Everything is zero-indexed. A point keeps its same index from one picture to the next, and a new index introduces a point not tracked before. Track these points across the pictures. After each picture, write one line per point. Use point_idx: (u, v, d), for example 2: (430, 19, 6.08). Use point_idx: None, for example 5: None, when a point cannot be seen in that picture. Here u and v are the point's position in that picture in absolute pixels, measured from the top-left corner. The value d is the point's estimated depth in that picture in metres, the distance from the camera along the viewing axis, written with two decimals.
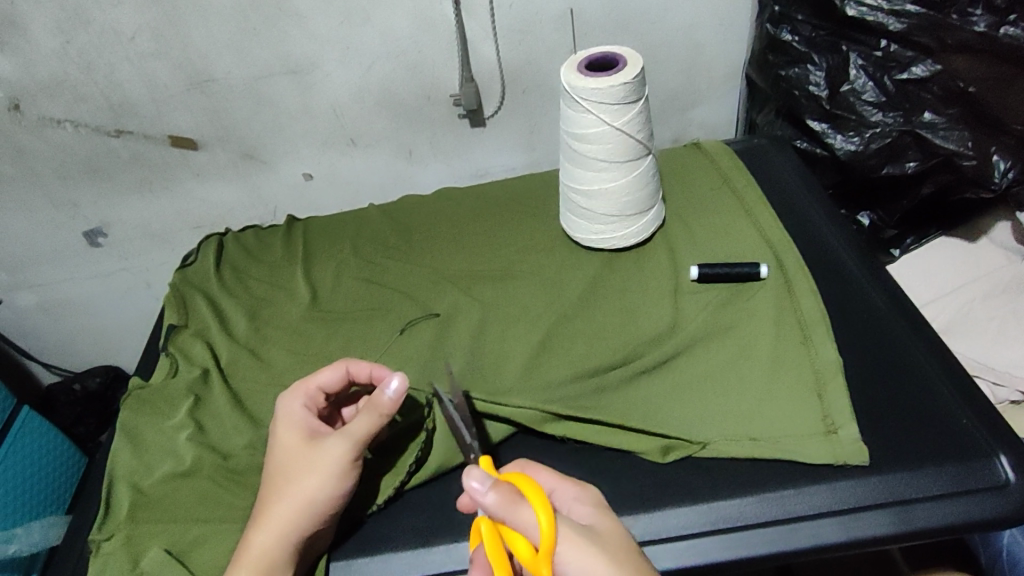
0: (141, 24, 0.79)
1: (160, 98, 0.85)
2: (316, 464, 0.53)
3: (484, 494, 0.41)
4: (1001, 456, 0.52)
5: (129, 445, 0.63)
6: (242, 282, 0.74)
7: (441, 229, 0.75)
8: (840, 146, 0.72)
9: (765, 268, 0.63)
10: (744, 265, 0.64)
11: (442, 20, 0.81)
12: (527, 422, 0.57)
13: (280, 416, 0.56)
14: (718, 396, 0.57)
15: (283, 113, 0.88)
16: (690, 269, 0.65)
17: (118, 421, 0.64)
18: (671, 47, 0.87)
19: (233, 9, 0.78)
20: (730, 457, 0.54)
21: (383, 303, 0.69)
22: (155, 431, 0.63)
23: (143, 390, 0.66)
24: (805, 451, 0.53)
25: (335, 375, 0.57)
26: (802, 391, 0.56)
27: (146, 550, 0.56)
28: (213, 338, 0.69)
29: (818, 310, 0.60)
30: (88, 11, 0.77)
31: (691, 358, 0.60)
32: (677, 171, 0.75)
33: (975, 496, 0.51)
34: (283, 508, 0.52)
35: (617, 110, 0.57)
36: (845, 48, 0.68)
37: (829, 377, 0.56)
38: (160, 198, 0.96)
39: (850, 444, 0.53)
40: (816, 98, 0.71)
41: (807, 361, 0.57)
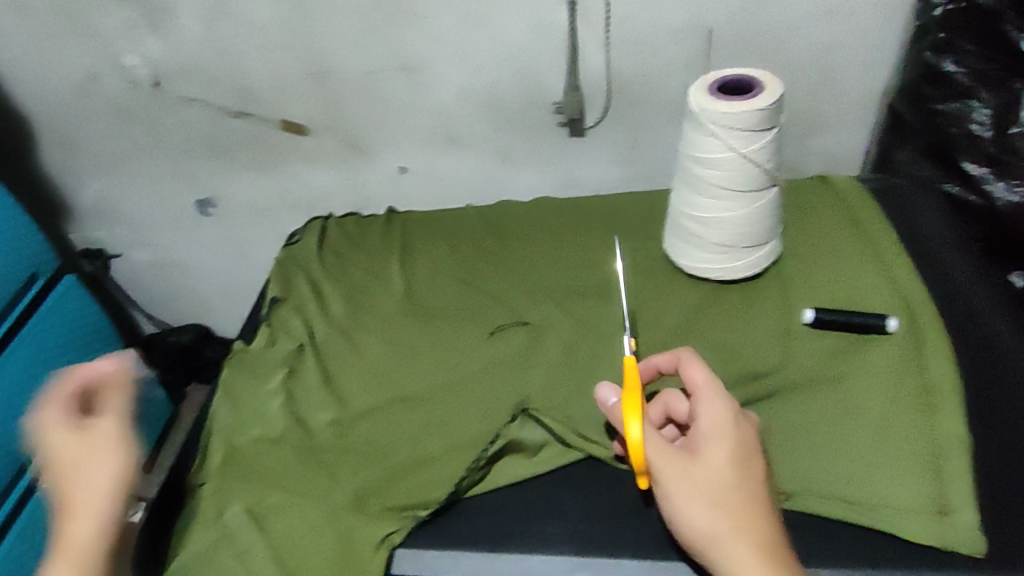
0: (273, 18, 0.82)
1: (280, 85, 0.88)
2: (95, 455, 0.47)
3: (608, 403, 0.52)
4: None
5: (228, 404, 0.63)
6: (340, 266, 0.75)
7: (542, 236, 0.74)
8: (1000, 195, 0.63)
9: (894, 321, 0.57)
10: (872, 315, 0.58)
11: (561, 28, 0.79)
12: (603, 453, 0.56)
13: (42, 430, 0.49)
14: (817, 451, 0.52)
15: (387, 109, 0.89)
16: (805, 311, 0.60)
17: (220, 378, 0.65)
18: (802, 67, 0.81)
19: (357, 10, 0.80)
20: (819, 514, 0.50)
21: (475, 305, 0.68)
22: (251, 397, 0.63)
23: (242, 353, 0.67)
24: (907, 526, 0.48)
25: (106, 364, 0.52)
26: (913, 462, 0.51)
27: (230, 503, 0.56)
28: (310, 315, 0.69)
29: (954, 377, 0.53)
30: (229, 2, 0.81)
31: (791, 402, 0.55)
32: (799, 203, 0.70)
33: None
34: (77, 492, 0.45)
35: (747, 138, 0.53)
36: (1017, 85, 0.60)
37: (956, 452, 0.50)
38: (265, 176, 0.99)
39: (963, 530, 0.47)
40: (977, 139, 0.63)
41: (928, 431, 0.52)
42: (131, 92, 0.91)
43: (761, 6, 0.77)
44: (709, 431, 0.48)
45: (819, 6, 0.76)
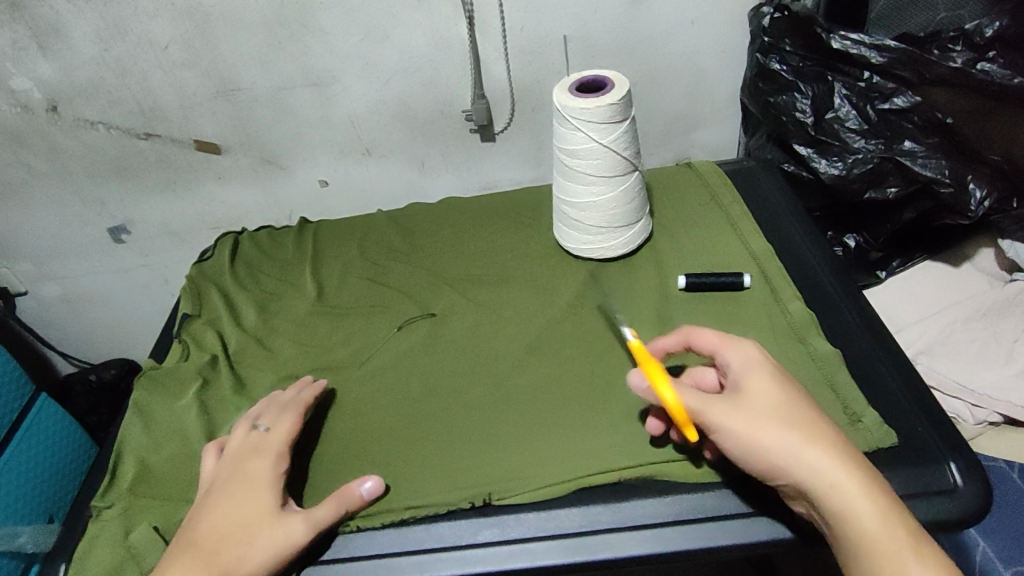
0: (173, 35, 0.84)
1: (190, 104, 0.91)
2: (257, 531, 0.52)
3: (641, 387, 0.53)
4: (951, 463, 0.53)
5: (142, 424, 0.66)
6: (254, 277, 0.79)
7: (445, 235, 0.79)
8: (824, 170, 0.74)
9: (748, 278, 0.66)
10: (729, 276, 0.66)
11: (460, 40, 0.87)
12: (503, 425, 0.60)
13: None
14: None
15: (304, 123, 0.94)
16: (679, 278, 0.67)
17: (131, 399, 0.68)
18: (675, 70, 0.91)
19: (262, 23, 0.84)
20: None
21: (383, 301, 0.73)
22: (166, 411, 0.67)
23: (155, 371, 0.70)
24: None
25: None
26: (818, 391, 0.57)
27: (137, 523, 0.59)
28: (224, 328, 0.73)
29: (807, 314, 0.62)
30: (126, 23, 0.83)
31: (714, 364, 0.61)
32: (671, 189, 0.78)
33: (924, 499, 0.52)
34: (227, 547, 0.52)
35: (605, 129, 0.61)
36: (830, 78, 0.72)
37: (839, 370, 0.58)
38: (182, 198, 1.01)
39: (875, 430, 0.54)
40: (802, 124, 0.74)
41: (810, 358, 0.59)
42: (24, 117, 0.91)
43: (631, 17, 0.86)
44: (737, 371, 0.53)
45: (682, 16, 0.86)
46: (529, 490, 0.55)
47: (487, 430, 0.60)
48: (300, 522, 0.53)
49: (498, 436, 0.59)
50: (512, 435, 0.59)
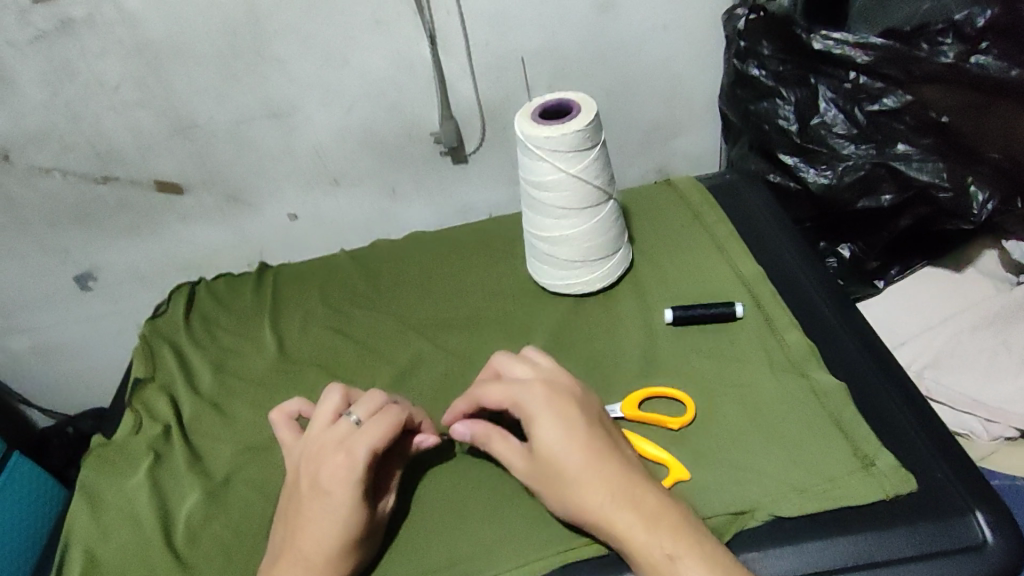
0: (124, 74, 0.79)
1: (146, 145, 0.86)
2: (364, 531, 0.50)
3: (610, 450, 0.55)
4: (979, 514, 0.49)
5: (88, 507, 0.60)
6: (210, 331, 0.73)
7: (411, 274, 0.74)
8: (813, 179, 0.70)
9: (740, 307, 0.61)
10: (719, 306, 0.61)
11: (423, 59, 0.82)
12: (474, 497, 0.54)
13: None
14: (752, 453, 0.52)
15: (267, 155, 0.89)
16: (665, 311, 0.62)
17: (77, 482, 0.62)
18: (651, 78, 0.87)
19: (214, 56, 0.79)
20: (785, 515, 0.49)
21: (342, 357, 0.67)
22: (114, 492, 0.61)
23: (103, 448, 0.64)
24: (851, 492, 0.49)
25: None
26: (823, 434, 0.52)
27: None
28: (178, 393, 0.67)
29: (805, 347, 0.58)
30: (74, 64, 0.78)
31: (714, 410, 0.55)
32: (652, 209, 0.73)
33: (954, 558, 0.47)
34: (307, 542, 0.49)
35: (573, 158, 0.56)
36: (813, 81, 0.67)
37: (844, 406, 0.53)
38: (147, 242, 0.95)
39: (891, 474, 0.50)
40: (786, 133, 0.70)
41: (812, 394, 0.55)
42: None
43: (602, 26, 0.82)
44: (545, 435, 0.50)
45: (654, 21, 0.82)
46: (505, 570, 0.50)
47: (459, 505, 0.54)
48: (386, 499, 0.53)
49: (474, 507, 0.54)
50: (485, 507, 0.54)
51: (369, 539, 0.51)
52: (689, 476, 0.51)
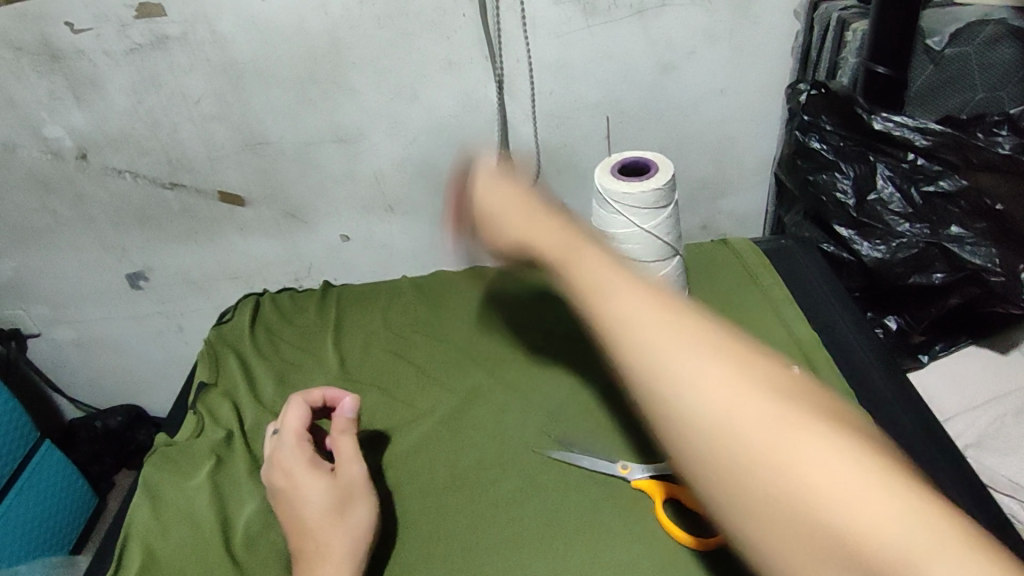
0: (207, 90, 0.85)
1: (216, 156, 0.91)
2: (333, 493, 0.56)
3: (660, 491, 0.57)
4: None
5: (150, 503, 0.62)
6: (274, 343, 0.77)
7: (470, 307, 0.77)
8: (866, 253, 0.72)
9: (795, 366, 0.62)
10: (777, 365, 0.63)
11: (486, 100, 0.87)
12: (531, 533, 0.56)
13: None
14: None
15: (328, 177, 0.93)
16: None
17: (141, 476, 0.65)
18: (703, 138, 0.91)
19: (293, 82, 0.85)
20: None
21: (402, 380, 0.70)
22: (175, 491, 0.63)
23: (168, 447, 0.67)
24: None
25: None
26: None
27: None
28: (241, 400, 0.71)
29: None
30: (161, 76, 0.83)
31: None
32: (707, 268, 0.76)
33: None
34: (336, 538, 0.53)
35: (647, 214, 0.59)
36: (872, 159, 0.70)
37: None
38: (203, 248, 1.00)
39: None
40: (843, 206, 0.72)
41: None
42: (54, 163, 0.90)
43: (660, 85, 0.86)
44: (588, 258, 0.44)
45: (712, 84, 0.86)
46: None
47: (515, 537, 0.56)
48: (352, 465, 0.58)
49: (527, 537, 0.56)
50: (543, 542, 0.55)
51: (344, 499, 0.56)
52: None
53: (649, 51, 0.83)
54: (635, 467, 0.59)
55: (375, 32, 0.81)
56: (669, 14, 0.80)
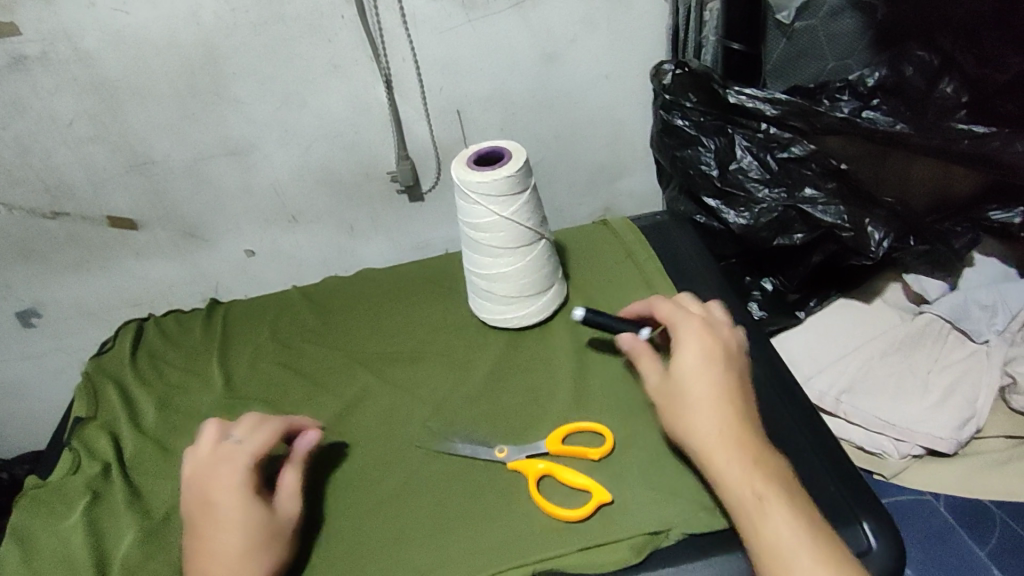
0: (78, 110, 0.80)
1: (98, 180, 0.86)
2: (263, 530, 0.54)
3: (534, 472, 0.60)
4: (865, 524, 0.55)
5: (21, 552, 0.60)
6: (157, 368, 0.76)
7: (359, 310, 0.78)
8: (733, 221, 0.77)
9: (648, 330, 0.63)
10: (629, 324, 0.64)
11: (379, 103, 0.85)
12: (414, 526, 0.58)
13: None
14: (670, 474, 0.58)
15: (223, 192, 0.90)
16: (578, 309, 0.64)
17: (10, 525, 0.62)
18: (596, 123, 0.93)
19: (172, 96, 0.81)
20: (694, 532, 0.55)
21: (288, 391, 0.70)
22: (49, 535, 0.61)
23: (38, 489, 0.65)
24: None
25: None
26: None
27: None
28: (121, 432, 0.69)
29: None
30: (26, 100, 0.78)
31: (632, 439, 0.61)
32: (587, 248, 0.79)
33: None
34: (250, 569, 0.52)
35: (505, 201, 0.62)
36: (730, 131, 0.75)
37: None
38: (97, 278, 0.95)
39: None
40: (708, 177, 0.77)
41: None
42: None
43: (547, 76, 0.87)
44: (694, 358, 0.57)
45: (597, 71, 0.88)
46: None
47: (398, 529, 0.58)
48: (290, 502, 0.57)
49: (409, 529, 0.58)
50: (425, 525, 0.58)
51: (272, 538, 0.54)
52: (610, 498, 0.57)
53: (532, 42, 0.84)
54: (511, 449, 0.61)
55: (252, 39, 0.78)
56: (546, 4, 0.81)
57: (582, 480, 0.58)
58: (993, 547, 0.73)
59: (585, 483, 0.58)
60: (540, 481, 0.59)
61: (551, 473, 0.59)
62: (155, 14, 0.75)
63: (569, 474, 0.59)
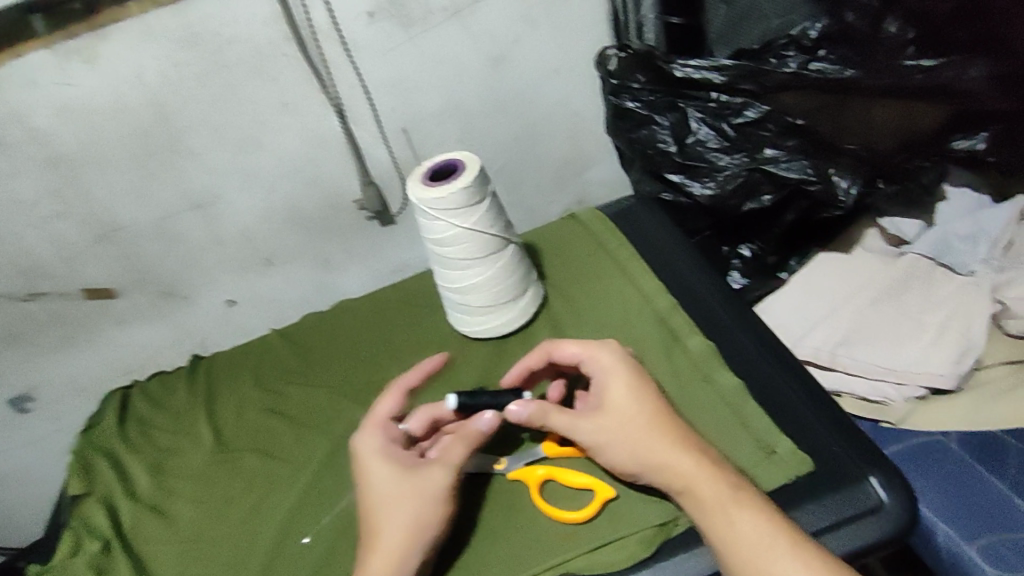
0: (40, 190, 0.78)
1: (72, 256, 0.84)
2: (405, 495, 0.55)
3: (537, 483, 0.60)
4: (873, 478, 0.56)
5: None
6: (147, 435, 0.75)
7: (340, 343, 0.77)
8: (699, 192, 0.77)
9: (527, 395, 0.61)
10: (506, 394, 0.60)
11: (335, 132, 0.84)
12: None
13: None
14: None
15: (194, 248, 0.88)
16: (449, 398, 0.59)
17: None
18: (553, 119, 0.92)
19: (129, 159, 0.79)
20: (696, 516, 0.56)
21: (278, 438, 0.70)
22: None
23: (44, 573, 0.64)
24: (760, 477, 0.57)
25: None
26: (731, 427, 0.60)
27: None
28: (117, 503, 0.69)
29: (705, 347, 0.65)
30: None
31: None
32: (558, 246, 0.80)
33: (860, 521, 0.55)
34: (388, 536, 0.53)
35: (464, 214, 0.62)
36: (682, 105, 0.75)
37: (743, 400, 0.61)
38: (83, 352, 0.92)
39: (790, 457, 0.57)
40: (667, 154, 0.77)
41: (716, 393, 0.62)
42: None
43: (494, 79, 0.86)
44: (626, 391, 0.57)
45: (546, 65, 0.87)
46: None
47: None
48: (439, 469, 0.56)
49: None
50: None
51: (424, 505, 0.54)
52: (614, 493, 0.58)
53: (474, 48, 0.83)
54: (509, 458, 0.62)
55: (198, 91, 0.76)
56: (484, 9, 0.80)
57: (584, 480, 0.59)
58: (1014, 480, 0.68)
59: (590, 482, 0.59)
60: (543, 486, 0.60)
61: (554, 477, 0.60)
62: (100, 81, 0.72)
63: (571, 477, 0.59)
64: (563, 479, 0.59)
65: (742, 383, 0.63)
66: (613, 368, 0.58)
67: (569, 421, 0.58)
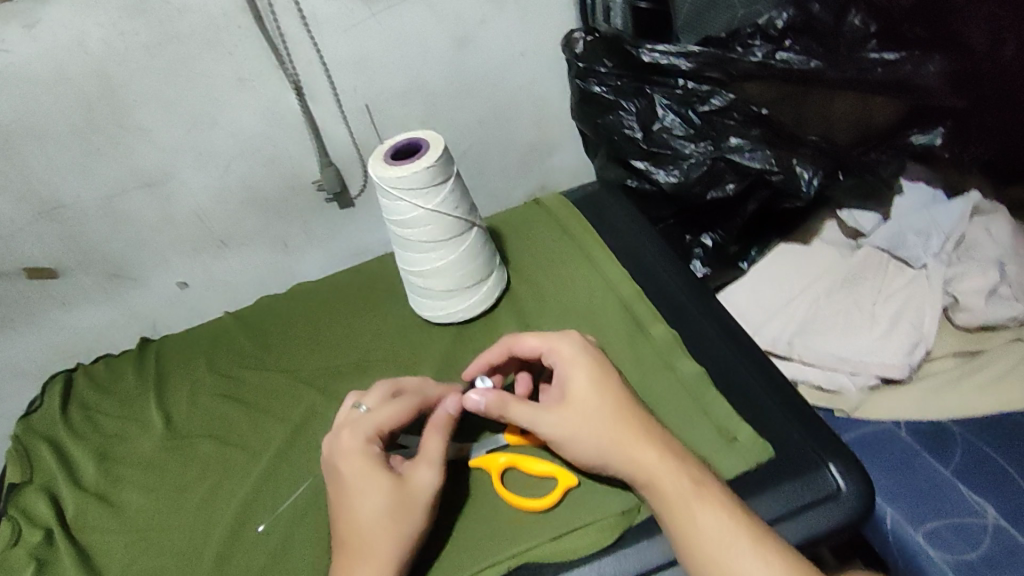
0: None
1: (9, 233, 0.79)
2: (393, 499, 0.53)
3: (498, 471, 0.59)
4: (831, 465, 0.57)
5: None
6: (92, 420, 0.72)
7: (297, 327, 0.75)
8: (664, 180, 0.77)
9: (484, 378, 0.60)
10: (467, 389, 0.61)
11: (294, 109, 0.80)
12: None
13: None
14: None
15: (143, 227, 0.84)
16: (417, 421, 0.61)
17: None
18: (520, 104, 0.91)
19: (71, 133, 0.74)
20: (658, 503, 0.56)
21: (232, 423, 0.68)
22: None
23: None
24: (720, 465, 0.57)
25: None
26: (692, 414, 0.60)
27: None
28: (60, 492, 0.65)
29: (670, 335, 0.65)
30: None
31: None
32: (524, 232, 0.79)
33: (817, 507, 0.56)
34: (374, 541, 0.52)
35: (428, 194, 0.60)
36: (649, 91, 0.75)
37: (703, 388, 0.62)
38: (23, 334, 0.88)
39: (750, 445, 0.58)
40: (633, 140, 0.76)
41: (678, 381, 0.62)
42: None
43: (461, 60, 0.84)
44: (587, 382, 0.57)
45: (513, 49, 0.85)
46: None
47: None
48: (426, 470, 0.55)
49: None
50: None
51: (411, 507, 0.53)
52: (576, 481, 0.58)
53: (440, 27, 0.81)
54: (471, 446, 0.61)
55: (147, 63, 0.72)
56: None
57: (547, 466, 0.58)
58: (958, 465, 0.70)
59: (552, 469, 0.58)
60: (504, 474, 0.60)
61: (515, 464, 0.59)
62: (38, 47, 0.68)
63: (532, 463, 0.59)
64: (525, 466, 0.59)
65: (704, 371, 0.63)
66: (574, 359, 0.58)
67: (529, 413, 0.57)
